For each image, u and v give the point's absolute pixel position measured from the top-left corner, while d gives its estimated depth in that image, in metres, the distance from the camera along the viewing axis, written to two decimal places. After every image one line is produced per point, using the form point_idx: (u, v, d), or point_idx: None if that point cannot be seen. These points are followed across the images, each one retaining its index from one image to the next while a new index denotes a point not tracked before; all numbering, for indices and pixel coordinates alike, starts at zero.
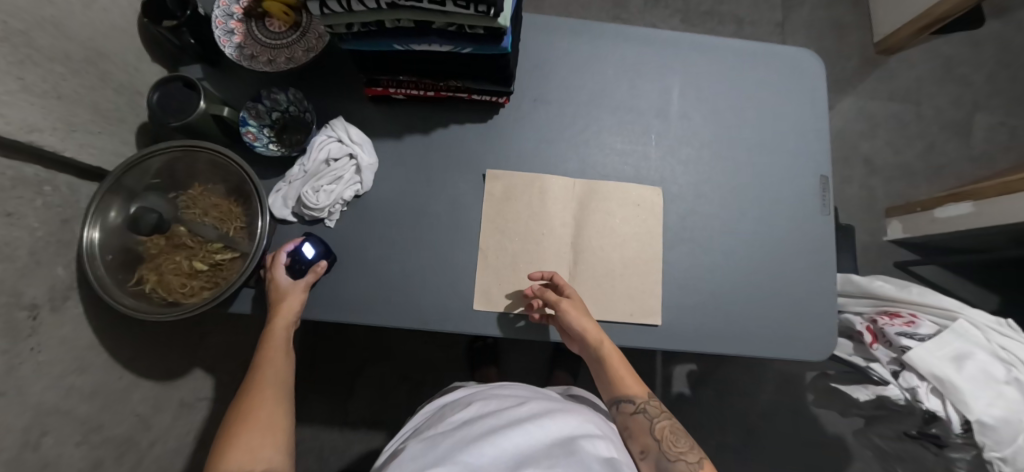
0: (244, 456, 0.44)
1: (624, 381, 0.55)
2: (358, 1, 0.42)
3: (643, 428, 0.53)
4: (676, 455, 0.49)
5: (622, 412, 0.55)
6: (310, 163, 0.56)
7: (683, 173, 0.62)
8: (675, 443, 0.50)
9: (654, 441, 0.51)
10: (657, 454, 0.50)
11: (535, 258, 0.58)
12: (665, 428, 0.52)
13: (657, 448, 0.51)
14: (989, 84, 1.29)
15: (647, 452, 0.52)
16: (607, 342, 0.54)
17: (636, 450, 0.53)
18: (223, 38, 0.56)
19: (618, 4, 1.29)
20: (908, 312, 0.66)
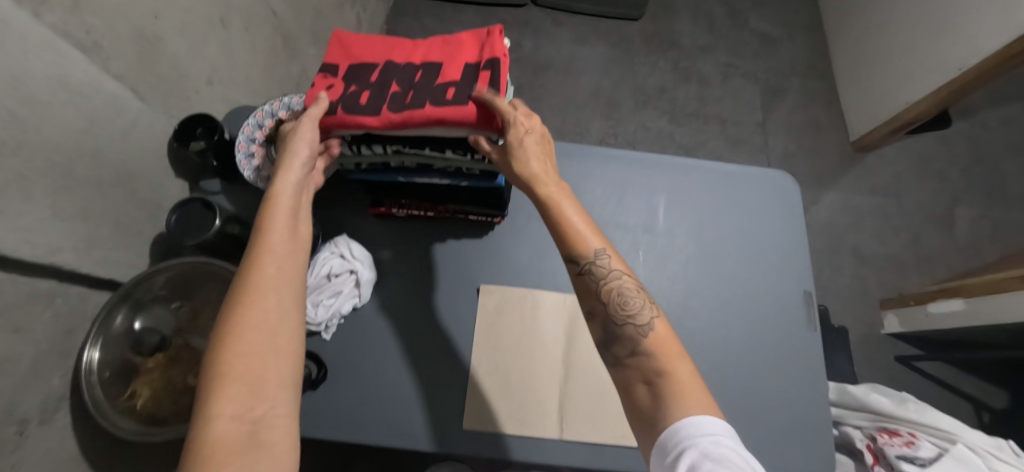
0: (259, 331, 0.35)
1: (570, 239, 0.44)
2: (366, 145, 0.48)
3: (589, 291, 0.45)
4: (623, 320, 0.44)
5: (567, 271, 0.46)
6: (312, 277, 0.58)
7: (672, 288, 0.64)
8: (624, 307, 0.44)
9: (601, 305, 0.45)
10: (608, 318, 0.45)
11: (527, 373, 0.58)
12: (615, 291, 0.45)
13: (603, 311, 0.45)
14: (966, 179, 1.35)
15: (594, 316, 0.46)
16: (560, 199, 0.44)
17: (582, 310, 0.47)
18: (243, 161, 0.62)
19: (611, 105, 1.43)
20: (907, 430, 0.64)
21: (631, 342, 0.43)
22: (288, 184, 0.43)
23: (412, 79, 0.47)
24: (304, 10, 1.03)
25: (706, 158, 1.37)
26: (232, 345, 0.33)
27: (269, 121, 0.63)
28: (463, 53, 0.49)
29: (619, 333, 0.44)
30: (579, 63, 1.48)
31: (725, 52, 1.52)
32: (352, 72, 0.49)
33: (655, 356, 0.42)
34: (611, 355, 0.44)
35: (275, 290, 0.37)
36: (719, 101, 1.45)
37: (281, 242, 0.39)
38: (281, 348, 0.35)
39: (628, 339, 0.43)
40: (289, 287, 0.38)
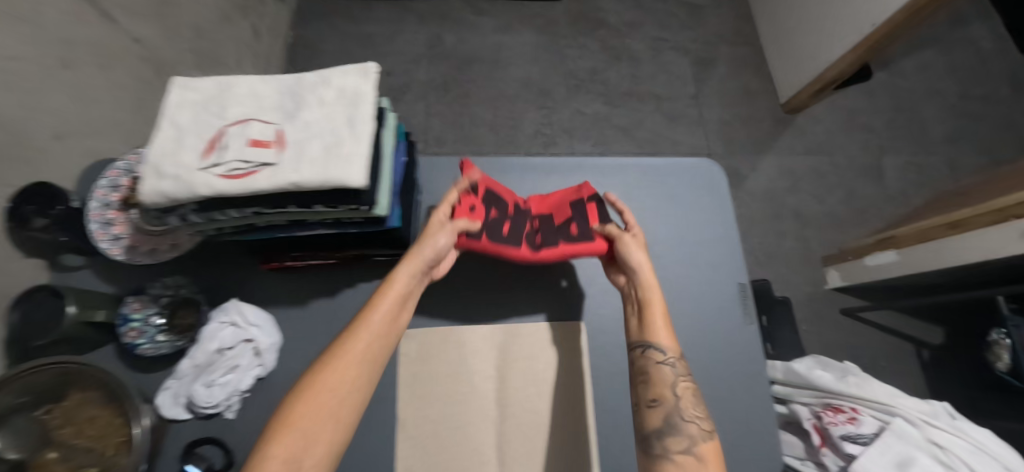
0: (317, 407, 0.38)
1: (657, 330, 0.51)
2: (218, 211, 0.40)
3: (660, 381, 0.49)
4: (689, 417, 0.47)
5: (644, 359, 0.50)
6: (199, 354, 0.51)
7: (607, 300, 0.61)
8: (691, 406, 0.48)
9: (672, 395, 0.48)
10: (671, 407, 0.48)
11: (458, 420, 0.54)
12: (685, 388, 0.49)
13: (672, 402, 0.48)
14: (889, 128, 1.39)
15: (659, 403, 0.48)
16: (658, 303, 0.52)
17: (643, 399, 0.49)
18: (98, 231, 0.52)
19: (543, 93, 1.38)
20: (849, 406, 0.64)
21: (687, 441, 0.46)
22: (408, 271, 0.47)
23: (530, 222, 0.59)
24: (180, 31, 0.91)
25: (645, 136, 1.35)
26: (303, 408, 0.38)
27: (125, 180, 0.54)
28: (561, 188, 0.61)
29: (680, 426, 0.46)
30: (505, 53, 1.42)
31: (652, 26, 1.49)
32: (188, 125, 0.41)
33: (703, 465, 0.45)
34: (660, 445, 0.46)
35: (343, 372, 0.41)
36: (652, 77, 1.43)
37: (372, 330, 0.44)
38: (327, 436, 0.38)
39: (687, 436, 0.46)
40: (362, 366, 0.42)
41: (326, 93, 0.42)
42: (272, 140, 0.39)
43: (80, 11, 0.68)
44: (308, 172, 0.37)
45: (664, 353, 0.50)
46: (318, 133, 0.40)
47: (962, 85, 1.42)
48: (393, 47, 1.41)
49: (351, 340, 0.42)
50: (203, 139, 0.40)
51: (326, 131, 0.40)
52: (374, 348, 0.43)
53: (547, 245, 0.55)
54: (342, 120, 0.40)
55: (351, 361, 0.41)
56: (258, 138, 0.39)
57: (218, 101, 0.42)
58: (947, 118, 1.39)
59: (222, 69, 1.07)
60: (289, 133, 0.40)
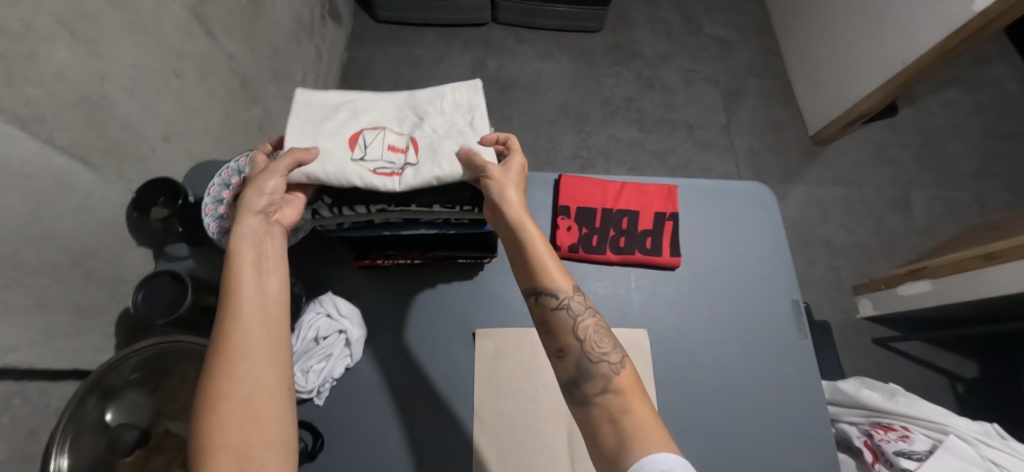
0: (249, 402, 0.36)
1: (545, 276, 0.46)
2: (350, 207, 0.47)
3: (566, 329, 0.46)
4: (597, 358, 0.45)
5: (541, 307, 0.46)
6: (299, 342, 0.55)
7: (666, 311, 0.65)
8: (596, 345, 0.45)
9: (576, 342, 0.46)
10: (580, 355, 0.45)
11: (531, 417, 0.57)
12: (588, 328, 0.46)
13: (578, 348, 0.45)
14: (917, 163, 1.43)
15: (565, 353, 0.46)
16: (539, 240, 0.46)
17: (552, 349, 0.47)
18: (211, 224, 0.58)
19: (580, 118, 1.45)
20: (900, 425, 0.66)
21: (602, 382, 0.44)
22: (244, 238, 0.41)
23: (620, 225, 0.68)
24: (261, 49, 0.99)
25: (678, 162, 1.41)
26: (229, 403, 0.35)
27: (235, 180, 0.61)
28: (652, 201, 0.69)
29: (594, 369, 0.44)
30: (544, 80, 1.50)
31: (685, 58, 1.57)
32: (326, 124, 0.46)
33: (623, 399, 0.42)
34: (580, 394, 0.44)
35: (245, 352, 0.37)
36: (685, 106, 1.50)
37: (253, 311, 0.39)
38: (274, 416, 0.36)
39: (602, 377, 0.44)
40: (263, 347, 0.38)
41: (442, 107, 0.48)
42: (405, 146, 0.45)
43: (190, 27, 0.75)
44: (449, 167, 0.44)
45: (559, 297, 0.46)
46: (439, 138, 0.46)
47: (987, 123, 1.46)
48: (440, 70, 1.50)
49: (231, 334, 0.37)
50: (346, 135, 0.45)
51: (455, 134, 0.46)
52: (262, 324, 0.39)
53: (627, 253, 0.66)
54: (464, 126, 0.47)
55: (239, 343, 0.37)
56: (395, 144, 0.46)
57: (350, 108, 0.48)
58: (972, 155, 1.43)
59: (291, 85, 1.15)
60: (420, 138, 0.46)
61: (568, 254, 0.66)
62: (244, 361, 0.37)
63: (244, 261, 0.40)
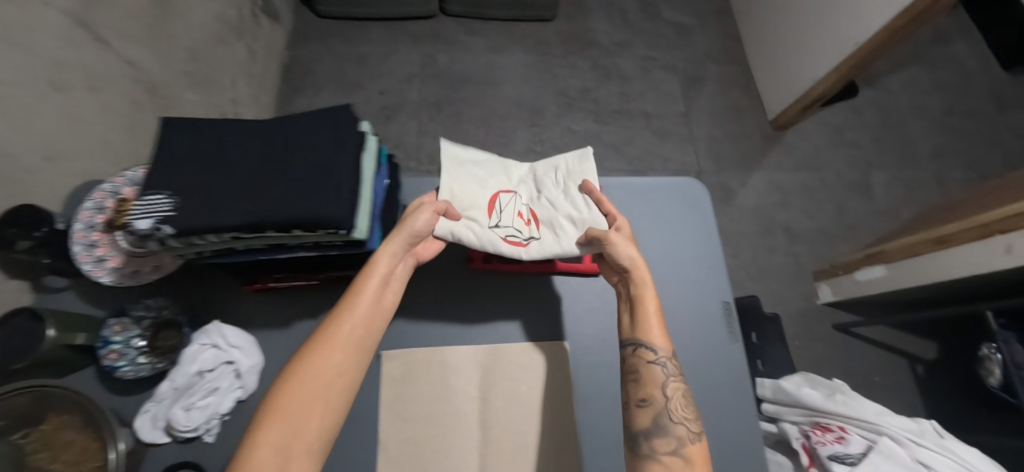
0: (300, 395, 0.44)
1: (649, 332, 0.52)
2: (199, 237, 0.41)
3: (651, 381, 0.50)
4: (677, 418, 0.49)
5: (637, 357, 0.52)
6: (180, 377, 0.51)
7: (590, 320, 0.62)
8: (679, 407, 0.49)
9: (660, 396, 0.50)
10: (661, 409, 0.49)
11: (439, 444, 0.53)
12: (676, 389, 0.50)
13: (662, 403, 0.49)
14: (877, 144, 1.41)
15: (649, 404, 0.49)
16: (651, 302, 0.54)
17: (633, 397, 0.51)
18: (82, 253, 0.53)
19: (535, 112, 1.41)
20: (837, 426, 0.64)
21: (676, 442, 0.47)
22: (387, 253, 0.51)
23: None
24: (174, 54, 0.92)
25: (636, 154, 1.37)
26: (304, 378, 0.45)
27: (110, 202, 0.55)
28: None
29: (669, 428, 0.48)
30: (497, 73, 1.45)
31: (642, 45, 1.53)
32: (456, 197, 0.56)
33: (690, 465, 0.46)
34: (647, 447, 0.48)
35: (330, 357, 0.46)
36: (642, 95, 1.46)
37: (360, 320, 0.49)
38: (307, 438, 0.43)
39: (675, 437, 0.48)
40: (354, 348, 0.48)
41: (556, 176, 0.60)
42: (530, 217, 0.57)
43: (72, 35, 0.69)
44: (568, 243, 0.54)
45: (657, 352, 0.52)
46: (564, 210, 0.57)
47: (946, 102, 1.44)
48: (387, 67, 1.44)
49: (337, 330, 0.47)
50: (483, 203, 0.56)
51: (571, 208, 0.57)
52: (357, 332, 0.48)
53: (544, 260, 0.63)
54: (580, 198, 0.57)
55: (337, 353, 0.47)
56: (520, 213, 0.57)
57: (465, 180, 0.57)
58: (932, 135, 1.41)
59: (217, 90, 1.08)
60: (539, 212, 0.57)
61: (482, 266, 0.62)
62: (330, 363, 0.46)
63: (372, 273, 0.50)
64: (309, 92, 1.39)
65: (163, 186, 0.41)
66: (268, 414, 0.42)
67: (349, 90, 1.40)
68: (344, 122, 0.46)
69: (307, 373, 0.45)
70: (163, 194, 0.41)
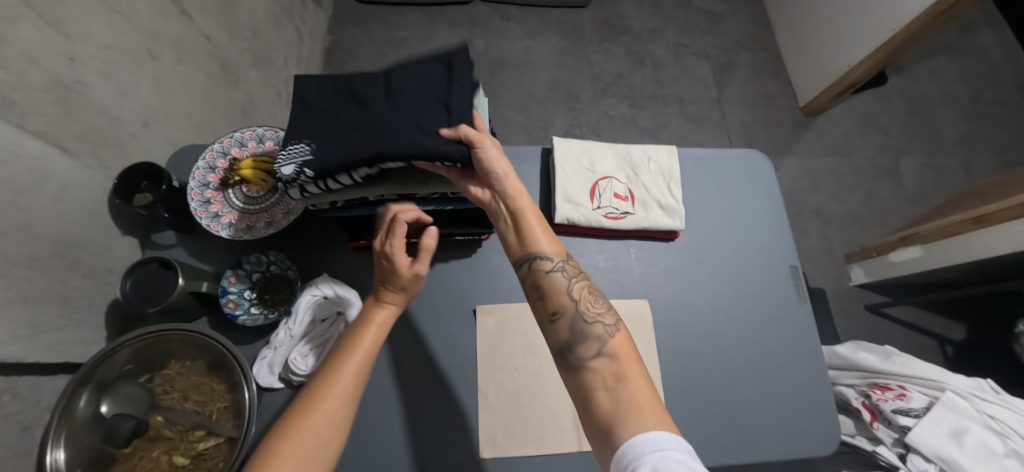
0: (347, 385, 0.41)
1: (541, 241, 0.48)
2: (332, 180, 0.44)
3: (557, 291, 0.46)
4: (592, 318, 0.45)
5: (534, 272, 0.47)
6: (297, 326, 0.55)
7: (669, 283, 0.65)
8: (591, 306, 0.46)
9: (570, 302, 0.46)
10: (574, 313, 0.45)
11: (537, 391, 0.57)
12: (582, 289, 0.47)
13: (572, 309, 0.46)
14: (906, 131, 1.44)
15: (560, 314, 0.46)
16: (531, 211, 0.49)
17: (545, 315, 0.47)
18: (199, 209, 0.56)
19: (571, 96, 1.44)
20: (896, 384, 0.68)
21: (597, 343, 0.44)
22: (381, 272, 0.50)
23: None
24: (240, 30, 0.95)
25: (670, 138, 1.40)
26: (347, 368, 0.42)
27: (220, 163, 0.59)
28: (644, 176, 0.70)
29: (587, 332, 0.45)
30: (533, 58, 1.47)
31: (674, 32, 1.56)
32: (563, 177, 0.63)
33: (617, 362, 0.43)
34: (575, 358, 0.44)
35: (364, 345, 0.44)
36: (675, 81, 1.48)
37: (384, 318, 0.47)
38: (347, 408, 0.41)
39: (596, 340, 0.44)
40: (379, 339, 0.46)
41: (649, 166, 0.67)
42: (627, 196, 0.64)
43: (164, 8, 0.72)
44: (662, 219, 0.63)
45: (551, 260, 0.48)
46: (655, 194, 0.64)
47: (974, 90, 1.47)
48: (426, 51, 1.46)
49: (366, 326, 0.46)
50: (586, 186, 0.64)
51: (662, 193, 0.64)
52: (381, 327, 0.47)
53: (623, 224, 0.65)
54: (668, 184, 0.65)
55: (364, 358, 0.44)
56: (619, 193, 0.64)
57: (564, 159, 0.64)
58: (960, 122, 1.44)
59: (273, 69, 1.11)
60: (636, 192, 0.64)
61: (563, 229, 0.65)
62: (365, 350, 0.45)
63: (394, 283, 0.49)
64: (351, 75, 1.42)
65: (301, 137, 0.45)
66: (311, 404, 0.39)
67: None
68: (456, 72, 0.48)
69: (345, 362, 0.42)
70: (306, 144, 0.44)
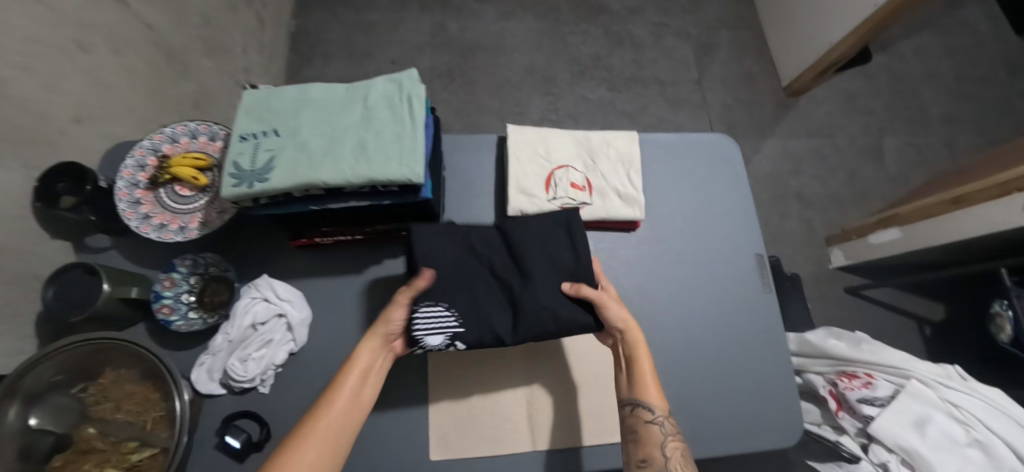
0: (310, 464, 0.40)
1: (646, 388, 0.49)
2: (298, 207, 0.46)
3: (649, 440, 0.47)
4: None
5: (633, 417, 0.48)
6: (234, 330, 0.52)
7: (629, 275, 0.63)
8: (680, 465, 0.46)
9: (659, 454, 0.46)
10: (660, 467, 0.45)
11: (489, 388, 0.55)
12: (676, 449, 0.47)
13: (661, 463, 0.46)
14: (889, 110, 1.41)
15: (649, 464, 0.46)
16: (647, 362, 0.50)
17: (634, 457, 0.47)
18: (127, 210, 0.53)
19: (547, 80, 1.39)
20: (863, 372, 0.67)
21: None
22: (368, 348, 0.47)
23: None
24: (189, 17, 0.90)
25: (650, 121, 1.37)
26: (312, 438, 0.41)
27: (151, 160, 0.56)
28: None
29: None
30: (508, 41, 1.42)
31: (654, 11, 1.50)
32: (515, 168, 0.61)
33: None
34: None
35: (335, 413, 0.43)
36: (655, 62, 1.44)
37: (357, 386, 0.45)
38: None
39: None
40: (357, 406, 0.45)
41: (608, 153, 0.64)
42: (584, 185, 0.61)
43: None
44: (621, 209, 0.61)
45: (653, 411, 0.48)
46: (614, 183, 0.62)
47: (960, 67, 1.44)
48: (396, 35, 1.41)
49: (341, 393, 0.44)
50: (541, 176, 0.61)
51: (621, 182, 0.62)
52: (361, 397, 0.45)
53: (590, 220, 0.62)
54: (628, 172, 0.62)
55: (335, 431, 0.42)
56: (575, 183, 0.61)
57: (517, 148, 0.62)
58: (944, 100, 1.41)
59: (231, 57, 1.06)
60: (593, 181, 0.62)
61: None
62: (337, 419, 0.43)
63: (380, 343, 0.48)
64: (318, 62, 1.36)
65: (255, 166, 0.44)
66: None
67: (358, 60, 1.37)
68: (577, 241, 0.53)
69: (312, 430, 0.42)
70: (442, 306, 0.48)
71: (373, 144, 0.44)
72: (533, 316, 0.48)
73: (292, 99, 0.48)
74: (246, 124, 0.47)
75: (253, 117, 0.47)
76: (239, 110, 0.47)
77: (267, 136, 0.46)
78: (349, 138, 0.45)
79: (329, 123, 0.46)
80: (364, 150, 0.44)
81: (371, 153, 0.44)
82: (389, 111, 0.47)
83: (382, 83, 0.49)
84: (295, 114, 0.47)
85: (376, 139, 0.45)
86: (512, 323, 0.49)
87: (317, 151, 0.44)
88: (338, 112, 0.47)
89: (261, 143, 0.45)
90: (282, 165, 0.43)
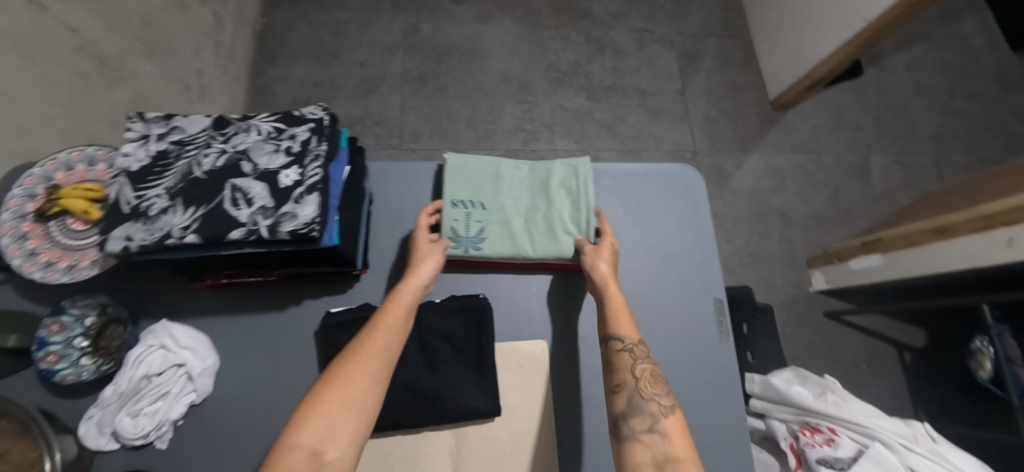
0: (326, 418, 0.36)
1: (619, 319, 0.49)
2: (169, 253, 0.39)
3: (621, 365, 0.46)
4: (648, 396, 0.44)
5: (607, 348, 0.48)
6: (124, 381, 0.46)
7: (572, 319, 0.59)
8: (650, 384, 0.45)
9: (631, 378, 0.45)
10: (631, 390, 0.44)
11: (409, 448, 0.50)
12: (648, 370, 0.46)
13: (634, 384, 0.44)
14: (877, 126, 1.36)
15: (619, 387, 0.45)
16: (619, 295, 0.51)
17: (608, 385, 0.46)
18: (11, 246, 0.47)
19: (523, 87, 1.33)
20: (827, 426, 0.62)
21: (650, 418, 0.42)
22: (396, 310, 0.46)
23: None
24: (126, 19, 0.84)
25: (628, 133, 1.31)
26: (335, 386, 0.38)
27: (41, 190, 0.50)
28: None
29: (642, 407, 0.43)
30: (483, 45, 1.36)
31: (638, 17, 1.44)
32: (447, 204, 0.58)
33: (668, 442, 0.40)
34: (625, 428, 0.42)
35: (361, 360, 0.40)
36: (636, 71, 1.38)
37: (386, 336, 0.43)
38: (338, 429, 0.35)
39: (649, 415, 0.42)
40: (383, 359, 0.41)
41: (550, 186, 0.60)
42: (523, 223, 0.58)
43: None
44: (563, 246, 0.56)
45: (624, 339, 0.47)
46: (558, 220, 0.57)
47: (952, 82, 1.38)
48: (366, 37, 1.34)
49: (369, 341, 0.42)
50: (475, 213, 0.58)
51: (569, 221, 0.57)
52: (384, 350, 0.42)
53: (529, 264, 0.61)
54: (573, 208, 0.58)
55: (369, 369, 0.40)
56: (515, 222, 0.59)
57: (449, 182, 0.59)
58: (935, 116, 1.36)
59: (179, 60, 1.00)
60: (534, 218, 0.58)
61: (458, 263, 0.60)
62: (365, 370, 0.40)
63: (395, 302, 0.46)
64: (283, 63, 1.30)
65: (129, 216, 0.39)
66: (295, 425, 0.35)
67: (326, 61, 1.31)
68: (484, 327, 0.54)
69: (340, 377, 0.38)
70: None
71: (562, 231, 0.57)
72: (437, 398, 0.50)
73: (488, 173, 0.60)
74: (454, 191, 0.58)
75: (459, 184, 0.59)
76: (447, 176, 0.59)
77: (475, 207, 0.58)
78: (541, 218, 0.58)
79: (521, 202, 0.59)
80: (553, 242, 0.56)
81: (559, 244, 0.56)
82: (566, 196, 0.59)
83: (561, 170, 0.60)
84: (494, 190, 0.59)
85: (560, 222, 0.57)
86: (416, 402, 0.49)
87: (517, 228, 0.57)
88: (522, 194, 0.60)
89: (470, 212, 0.57)
90: (490, 235, 0.56)
